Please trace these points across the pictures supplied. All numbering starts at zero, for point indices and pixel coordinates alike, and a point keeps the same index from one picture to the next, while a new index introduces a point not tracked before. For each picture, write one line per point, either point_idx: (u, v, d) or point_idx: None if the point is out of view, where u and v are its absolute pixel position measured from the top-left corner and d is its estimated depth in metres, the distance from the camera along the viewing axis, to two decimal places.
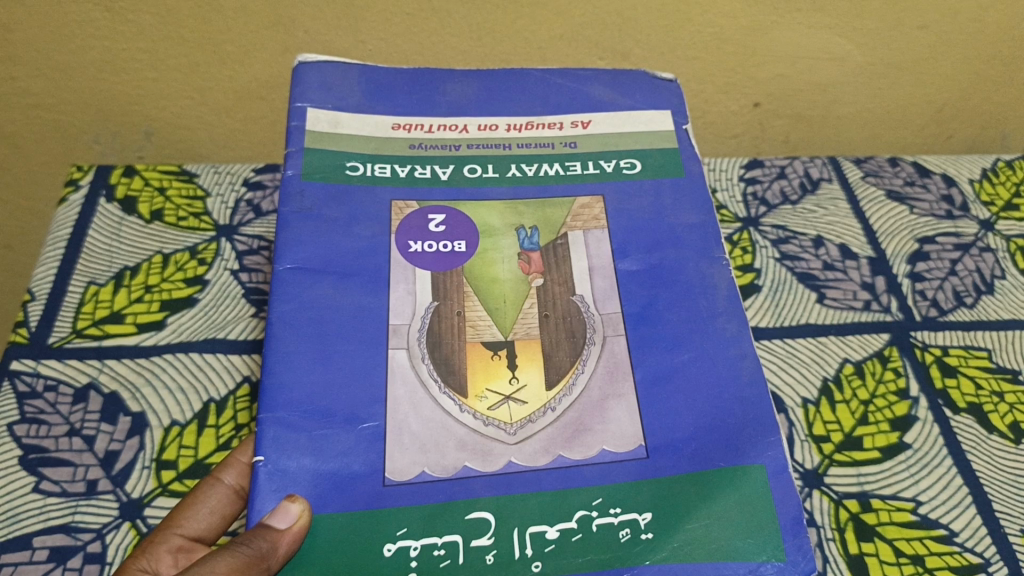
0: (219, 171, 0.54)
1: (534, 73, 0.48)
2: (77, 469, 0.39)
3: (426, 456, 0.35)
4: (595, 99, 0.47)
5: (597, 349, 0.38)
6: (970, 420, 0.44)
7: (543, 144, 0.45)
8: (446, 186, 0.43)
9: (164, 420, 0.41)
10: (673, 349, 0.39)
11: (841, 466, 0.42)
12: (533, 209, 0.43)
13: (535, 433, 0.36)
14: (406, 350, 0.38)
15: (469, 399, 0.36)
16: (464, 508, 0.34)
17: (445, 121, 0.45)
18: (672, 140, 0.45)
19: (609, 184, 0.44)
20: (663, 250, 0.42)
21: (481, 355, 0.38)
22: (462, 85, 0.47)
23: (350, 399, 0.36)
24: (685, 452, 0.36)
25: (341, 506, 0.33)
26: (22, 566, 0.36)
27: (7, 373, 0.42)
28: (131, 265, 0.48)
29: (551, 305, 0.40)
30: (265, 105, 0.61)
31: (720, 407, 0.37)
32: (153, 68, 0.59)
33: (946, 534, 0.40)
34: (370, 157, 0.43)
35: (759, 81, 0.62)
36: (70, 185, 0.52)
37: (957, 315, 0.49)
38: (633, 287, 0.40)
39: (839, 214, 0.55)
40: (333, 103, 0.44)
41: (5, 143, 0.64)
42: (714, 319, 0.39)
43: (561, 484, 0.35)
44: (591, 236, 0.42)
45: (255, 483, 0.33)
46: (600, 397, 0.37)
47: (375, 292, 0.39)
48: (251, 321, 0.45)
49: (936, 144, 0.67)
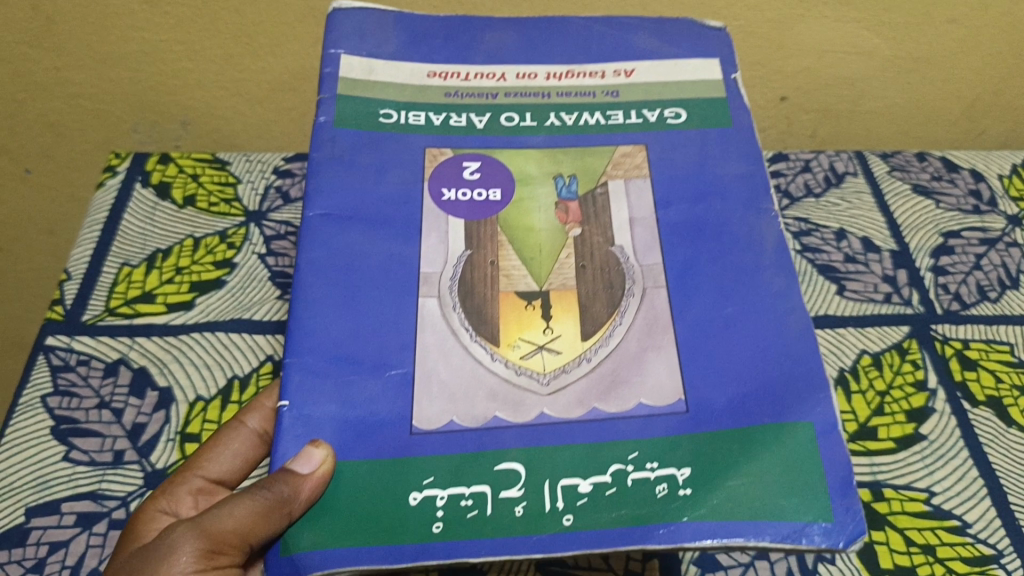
0: (250, 159, 0.56)
1: (577, 21, 0.45)
2: (105, 440, 0.40)
3: (456, 405, 0.34)
4: (639, 48, 0.44)
5: (635, 302, 0.36)
6: (989, 414, 0.44)
7: (583, 93, 0.43)
8: (481, 135, 0.41)
9: (190, 396, 0.42)
10: (717, 301, 0.36)
11: (854, 455, 0.42)
12: (572, 158, 0.41)
13: (568, 384, 0.34)
14: (437, 300, 0.36)
15: (502, 347, 0.35)
16: (494, 458, 0.33)
17: (482, 69, 0.43)
18: (718, 88, 0.42)
19: (652, 133, 0.41)
20: (704, 202, 0.39)
21: (515, 305, 0.36)
22: (501, 35, 0.44)
23: (378, 347, 0.35)
24: (723, 408, 0.34)
25: (366, 452, 0.33)
26: (51, 530, 0.37)
27: (42, 348, 0.44)
28: (163, 248, 0.50)
29: (589, 255, 0.38)
30: (296, 95, 0.63)
31: (760, 367, 0.34)
32: (189, 58, 0.60)
33: (958, 526, 0.40)
34: (405, 104, 0.41)
35: (786, 74, 0.62)
36: (108, 171, 0.54)
37: (979, 309, 0.49)
38: (674, 239, 0.38)
39: (863, 207, 0.55)
40: (368, 51, 0.42)
41: (50, 130, 0.66)
42: (760, 274, 0.37)
43: (596, 436, 0.33)
44: (632, 185, 0.40)
45: (278, 426, 0.33)
46: (638, 349, 0.35)
47: (411, 239, 0.38)
48: (276, 303, 0.47)
49: (968, 139, 0.66)
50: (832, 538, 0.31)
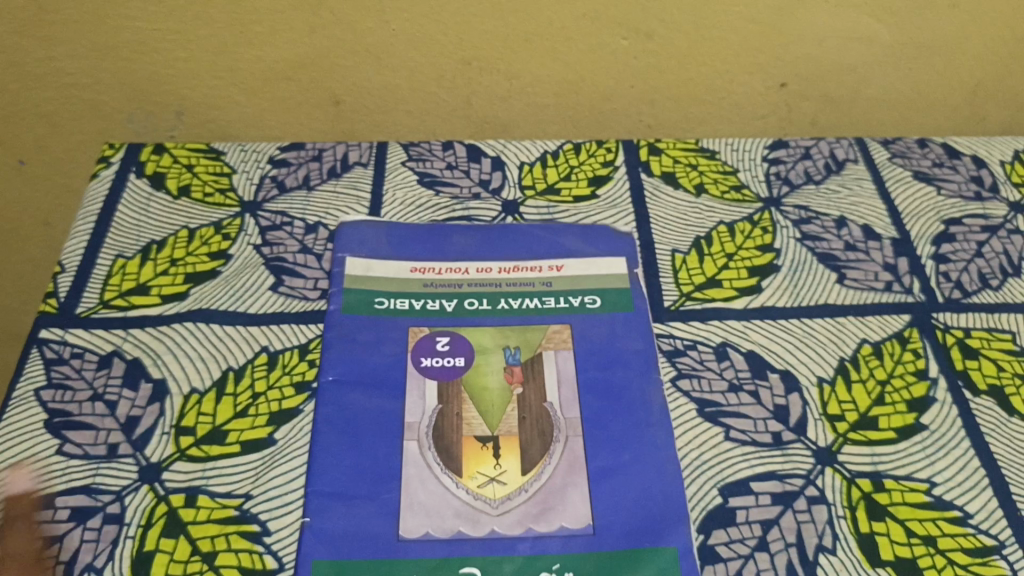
0: (245, 149, 0.55)
1: (524, 228, 0.50)
2: (99, 433, 0.40)
3: (432, 519, 0.38)
4: (568, 248, 0.49)
5: (560, 447, 0.40)
6: (991, 403, 0.44)
7: (524, 283, 0.47)
8: (449, 317, 0.45)
9: (184, 388, 0.42)
10: (615, 448, 0.40)
11: (855, 445, 0.41)
12: (515, 332, 0.45)
13: (513, 508, 0.38)
14: (417, 443, 0.40)
15: (464, 478, 0.39)
16: (457, 562, 0.36)
17: (449, 265, 0.48)
18: (625, 280, 0.47)
19: (575, 316, 0.45)
20: (611, 369, 0.43)
21: (472, 442, 0.40)
22: (467, 237, 0.50)
23: (370, 479, 0.39)
24: (619, 532, 0.38)
25: (363, 551, 0.37)
26: (46, 525, 0.37)
27: (35, 341, 0.44)
28: (158, 239, 0.49)
29: (528, 408, 0.41)
30: (291, 85, 0.62)
31: (649, 493, 0.39)
32: (183, 48, 0.60)
33: (960, 516, 0.39)
34: (395, 292, 0.46)
35: (786, 61, 0.61)
36: (102, 161, 0.54)
37: (981, 297, 0.49)
38: (589, 398, 0.42)
39: (863, 194, 0.54)
40: (367, 252, 0.48)
41: (44, 121, 0.66)
42: (648, 428, 0.41)
43: (533, 549, 0.37)
44: (561, 356, 0.44)
45: (299, 542, 0.37)
46: (561, 484, 0.39)
47: (396, 395, 0.42)
48: (270, 295, 0.46)
49: (969, 126, 0.66)
50: None
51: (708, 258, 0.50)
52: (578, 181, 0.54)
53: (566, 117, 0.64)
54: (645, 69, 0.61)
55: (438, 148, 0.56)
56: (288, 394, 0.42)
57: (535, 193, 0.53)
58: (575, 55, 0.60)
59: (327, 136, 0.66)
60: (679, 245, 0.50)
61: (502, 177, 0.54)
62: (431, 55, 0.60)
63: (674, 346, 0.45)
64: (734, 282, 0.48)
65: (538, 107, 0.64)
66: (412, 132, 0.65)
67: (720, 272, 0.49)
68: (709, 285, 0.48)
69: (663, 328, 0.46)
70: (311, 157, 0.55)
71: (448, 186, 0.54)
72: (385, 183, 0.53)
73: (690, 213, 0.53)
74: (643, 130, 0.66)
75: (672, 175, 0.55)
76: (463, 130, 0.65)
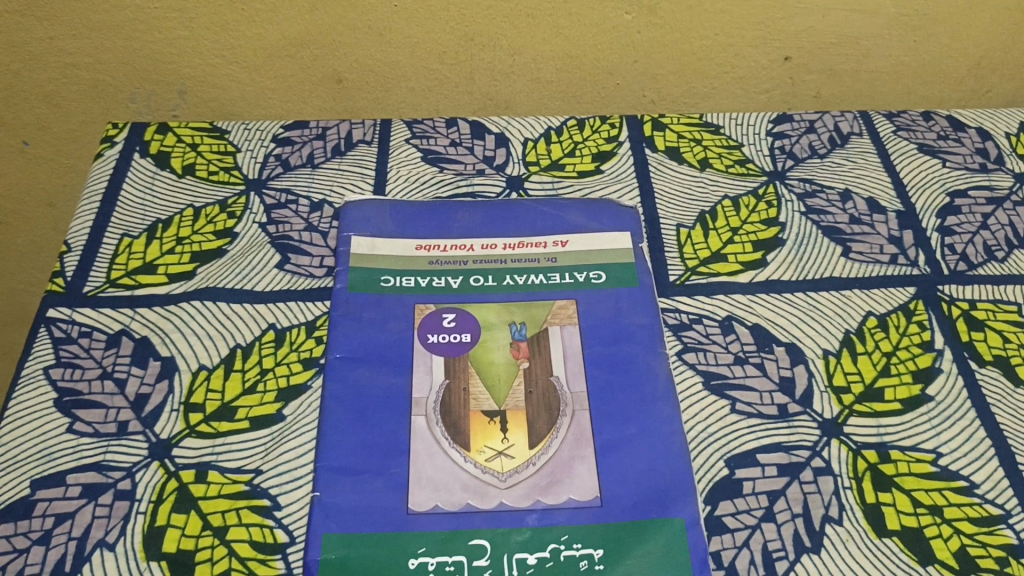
0: (249, 127, 0.55)
1: (525, 202, 0.50)
2: (109, 411, 0.40)
3: (440, 493, 0.38)
4: (572, 224, 0.49)
5: (567, 421, 0.40)
6: (996, 373, 0.44)
7: (528, 259, 0.47)
8: (456, 294, 0.45)
9: (192, 365, 0.42)
10: (621, 422, 0.41)
11: (861, 417, 0.42)
12: (521, 308, 0.45)
13: (520, 481, 0.38)
14: (425, 418, 0.40)
15: (472, 452, 0.39)
16: (467, 535, 0.37)
17: (455, 241, 0.48)
18: (629, 255, 0.47)
19: (581, 291, 0.45)
20: (617, 344, 0.43)
21: (479, 416, 0.40)
22: (470, 213, 0.50)
23: (378, 455, 0.39)
24: (626, 504, 0.38)
25: (372, 526, 0.37)
26: (57, 502, 0.37)
27: (43, 320, 0.44)
28: (164, 218, 0.50)
29: (535, 382, 0.42)
30: (294, 63, 0.62)
31: (654, 465, 0.39)
32: (185, 26, 0.60)
33: (966, 486, 0.40)
34: (400, 270, 0.46)
35: (790, 34, 0.61)
36: (106, 141, 0.54)
37: (987, 269, 0.49)
38: (596, 372, 0.42)
39: (868, 167, 0.54)
40: (372, 231, 0.48)
41: (46, 101, 0.66)
42: (655, 401, 0.41)
43: (541, 522, 0.37)
44: (567, 331, 0.44)
45: (310, 517, 0.37)
46: (568, 457, 0.39)
47: (403, 371, 0.42)
48: (276, 273, 0.46)
49: (974, 99, 0.65)
50: None
51: (713, 233, 0.50)
52: (582, 156, 0.54)
53: (569, 92, 0.64)
54: (648, 43, 0.61)
55: (443, 125, 0.56)
56: (295, 370, 0.42)
57: (540, 169, 0.53)
58: (578, 30, 0.60)
59: (330, 114, 0.66)
60: (684, 220, 0.50)
61: (506, 153, 0.54)
62: (434, 31, 0.60)
63: (679, 321, 0.45)
64: (739, 257, 0.48)
65: (541, 83, 0.63)
66: (415, 109, 0.65)
67: (725, 247, 0.49)
68: (714, 259, 0.48)
69: (668, 302, 0.46)
70: (316, 136, 0.55)
71: (453, 162, 0.53)
72: (390, 160, 0.53)
73: (695, 188, 0.53)
74: (646, 104, 0.65)
75: (677, 150, 0.55)
76: (466, 107, 0.65)
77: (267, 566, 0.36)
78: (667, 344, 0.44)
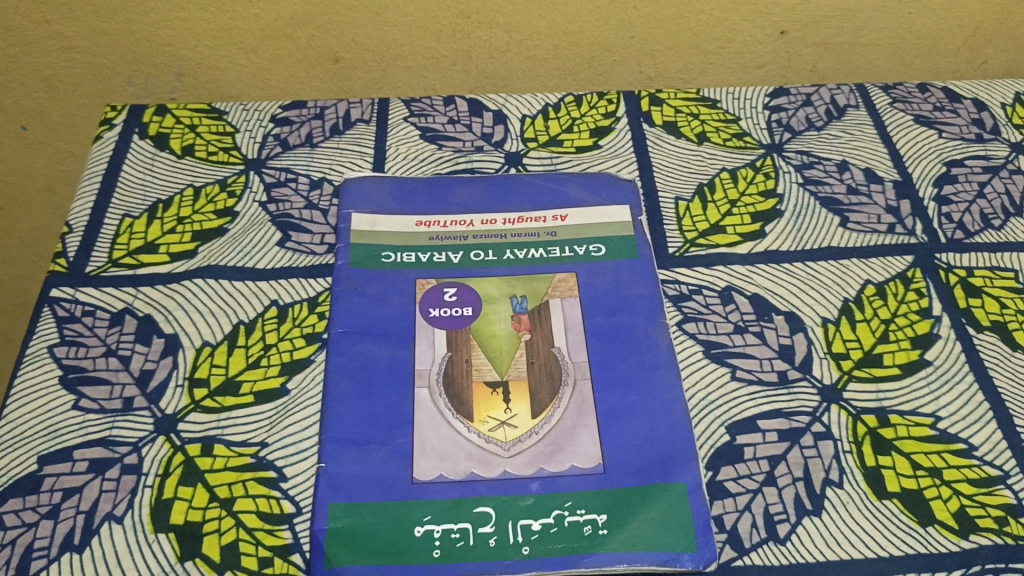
0: (247, 108, 0.56)
1: (525, 176, 0.51)
2: (114, 388, 0.41)
3: (444, 462, 0.38)
4: (571, 198, 0.49)
5: (569, 391, 0.41)
6: (994, 338, 0.44)
7: (529, 233, 0.47)
8: (457, 268, 0.45)
9: (196, 341, 0.43)
10: (623, 390, 0.41)
11: (861, 382, 0.42)
12: (521, 281, 0.45)
13: (524, 450, 0.39)
14: (428, 390, 0.41)
15: (475, 422, 0.39)
16: (472, 503, 0.37)
17: (455, 217, 0.48)
18: (628, 227, 0.48)
19: (581, 264, 0.46)
20: (618, 315, 0.44)
21: (482, 388, 0.41)
22: (469, 189, 0.50)
23: (383, 426, 0.39)
24: (629, 470, 0.38)
25: (377, 495, 0.37)
26: (64, 477, 0.38)
27: (47, 300, 0.44)
28: (164, 198, 0.50)
29: (536, 353, 0.42)
30: (290, 43, 0.62)
31: (656, 432, 0.39)
32: (181, 8, 0.60)
33: (965, 449, 0.40)
34: (401, 246, 0.46)
35: (785, 8, 0.61)
36: (104, 123, 0.54)
37: (984, 237, 0.49)
38: (597, 342, 0.43)
39: (865, 138, 0.54)
40: (372, 208, 0.48)
41: (43, 85, 0.66)
42: (656, 370, 0.42)
43: (545, 489, 0.38)
44: (567, 303, 0.44)
45: (315, 488, 0.37)
46: (572, 425, 0.40)
47: (405, 344, 0.42)
48: (277, 251, 0.47)
49: (969, 71, 0.66)
50: (698, 563, 0.36)
51: (711, 205, 0.50)
52: (580, 132, 0.54)
53: (565, 69, 0.64)
54: (643, 19, 0.61)
55: (440, 103, 0.56)
56: (298, 345, 0.42)
57: (538, 145, 0.54)
58: (574, 5, 0.60)
59: (328, 94, 0.66)
60: (682, 193, 0.51)
61: (503, 130, 0.55)
62: (430, 10, 0.60)
63: (679, 291, 0.45)
64: (738, 228, 0.49)
65: (537, 60, 0.64)
66: (412, 88, 0.66)
67: (723, 219, 0.49)
68: (712, 231, 0.49)
69: (668, 274, 0.46)
70: (314, 115, 0.55)
71: (451, 139, 0.54)
72: (388, 138, 0.54)
73: (692, 161, 0.53)
74: (643, 80, 0.66)
75: (674, 125, 0.55)
76: (463, 85, 0.65)
77: (275, 536, 0.36)
78: (668, 315, 0.44)
